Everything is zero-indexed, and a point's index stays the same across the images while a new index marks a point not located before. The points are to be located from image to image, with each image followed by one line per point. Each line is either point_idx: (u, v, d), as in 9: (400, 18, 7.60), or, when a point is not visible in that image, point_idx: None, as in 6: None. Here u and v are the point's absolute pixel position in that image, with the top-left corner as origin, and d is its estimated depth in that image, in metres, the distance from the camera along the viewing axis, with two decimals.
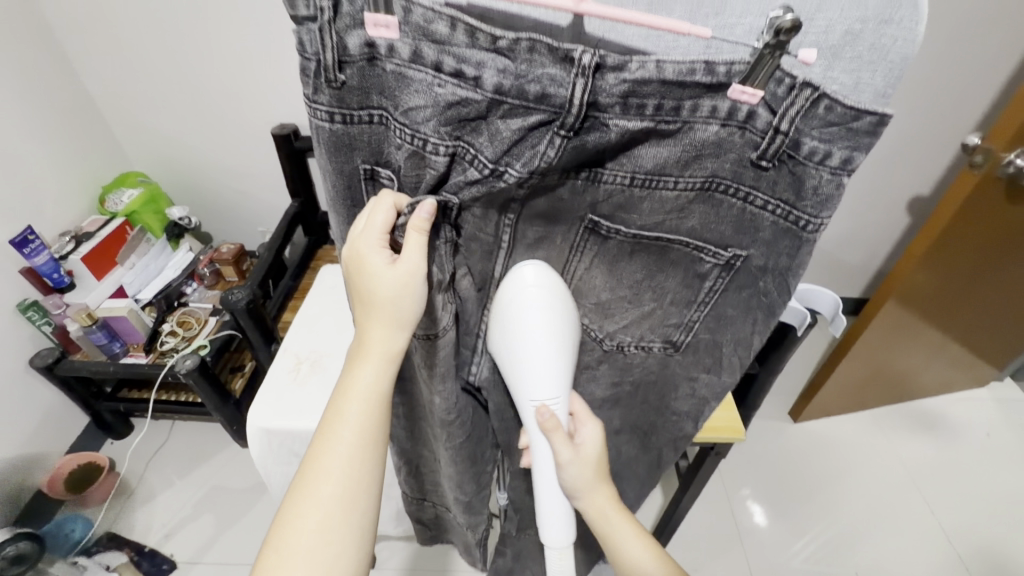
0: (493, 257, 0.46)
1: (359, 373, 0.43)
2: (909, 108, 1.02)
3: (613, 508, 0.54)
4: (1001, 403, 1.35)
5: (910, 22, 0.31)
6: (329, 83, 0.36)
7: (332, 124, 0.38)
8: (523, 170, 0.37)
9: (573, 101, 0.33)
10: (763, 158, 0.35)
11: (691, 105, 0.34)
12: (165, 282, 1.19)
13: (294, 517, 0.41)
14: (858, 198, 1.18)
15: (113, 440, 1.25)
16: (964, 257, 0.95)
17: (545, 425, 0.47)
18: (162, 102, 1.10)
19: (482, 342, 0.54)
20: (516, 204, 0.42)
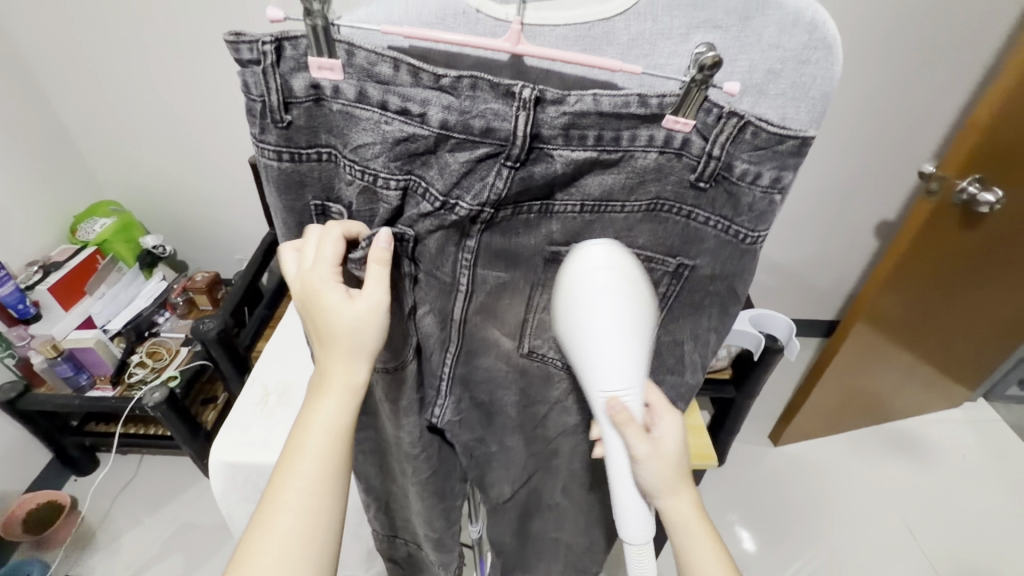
0: (452, 295, 0.44)
1: (321, 407, 0.42)
2: (868, 138, 1.06)
3: (696, 513, 0.46)
4: (976, 424, 1.37)
5: (827, 62, 0.32)
6: (276, 123, 0.36)
7: (280, 163, 0.38)
8: (474, 203, 0.37)
9: (517, 134, 0.34)
10: (701, 180, 0.36)
11: (629, 135, 0.35)
12: (135, 311, 1.16)
13: (250, 560, 0.39)
14: (826, 224, 1.22)
15: (76, 477, 1.20)
16: (929, 281, 0.97)
17: (616, 418, 0.39)
18: (139, 132, 1.11)
19: (446, 384, 0.50)
20: (472, 244, 0.41)
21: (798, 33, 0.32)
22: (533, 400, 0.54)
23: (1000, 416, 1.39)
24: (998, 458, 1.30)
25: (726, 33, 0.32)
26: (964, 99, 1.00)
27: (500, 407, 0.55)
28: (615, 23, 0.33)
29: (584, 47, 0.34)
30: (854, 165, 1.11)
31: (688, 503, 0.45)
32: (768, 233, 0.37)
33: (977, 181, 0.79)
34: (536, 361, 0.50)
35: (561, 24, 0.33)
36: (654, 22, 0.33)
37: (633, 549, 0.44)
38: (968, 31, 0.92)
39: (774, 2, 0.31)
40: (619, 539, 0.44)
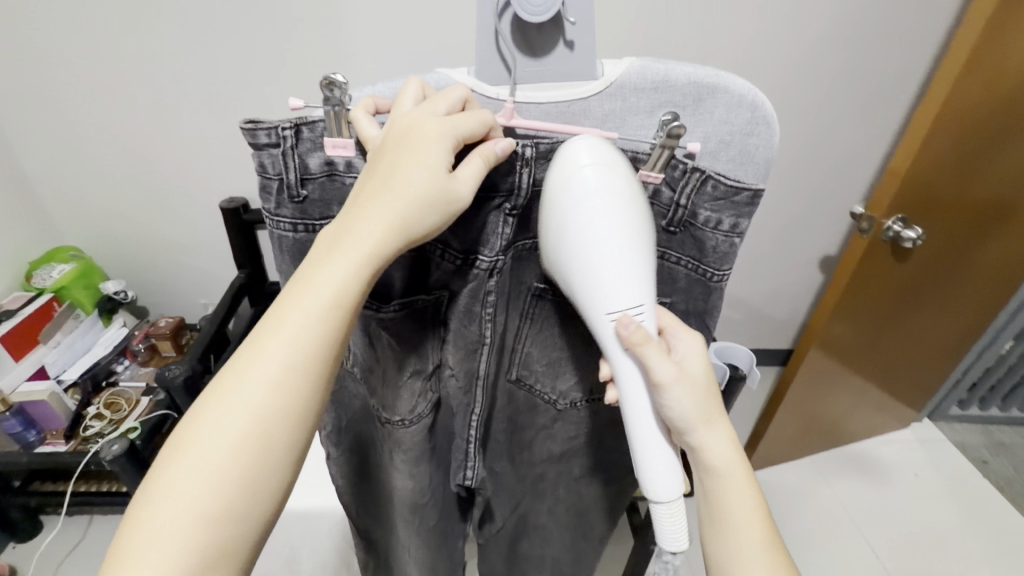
0: (477, 355, 0.47)
1: (328, 269, 0.35)
2: (807, 182, 1.17)
3: (730, 451, 0.45)
4: (923, 443, 1.46)
5: (768, 134, 0.38)
6: (293, 198, 0.39)
7: (295, 234, 0.41)
8: (492, 255, 0.42)
9: (521, 186, 0.39)
10: (670, 225, 0.40)
11: None
12: (93, 359, 1.12)
13: (195, 452, 0.33)
14: (774, 260, 1.31)
15: (15, 543, 1.11)
16: (870, 311, 1.06)
17: (631, 338, 0.37)
18: (103, 179, 1.09)
19: (473, 446, 0.54)
20: (491, 297, 0.44)
21: (742, 111, 0.37)
22: (520, 426, 0.58)
23: (943, 435, 1.49)
24: (946, 475, 1.38)
25: (684, 112, 0.38)
26: (887, 148, 1.13)
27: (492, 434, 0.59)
28: (591, 101, 0.38)
29: (565, 120, 0.38)
30: (796, 207, 1.22)
31: (722, 435, 0.44)
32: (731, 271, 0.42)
33: (901, 219, 0.89)
34: (523, 388, 0.54)
35: (545, 102, 0.38)
36: (625, 101, 0.38)
37: (667, 508, 0.40)
38: (888, 92, 1.05)
39: (721, 87, 0.37)
40: (649, 499, 0.41)
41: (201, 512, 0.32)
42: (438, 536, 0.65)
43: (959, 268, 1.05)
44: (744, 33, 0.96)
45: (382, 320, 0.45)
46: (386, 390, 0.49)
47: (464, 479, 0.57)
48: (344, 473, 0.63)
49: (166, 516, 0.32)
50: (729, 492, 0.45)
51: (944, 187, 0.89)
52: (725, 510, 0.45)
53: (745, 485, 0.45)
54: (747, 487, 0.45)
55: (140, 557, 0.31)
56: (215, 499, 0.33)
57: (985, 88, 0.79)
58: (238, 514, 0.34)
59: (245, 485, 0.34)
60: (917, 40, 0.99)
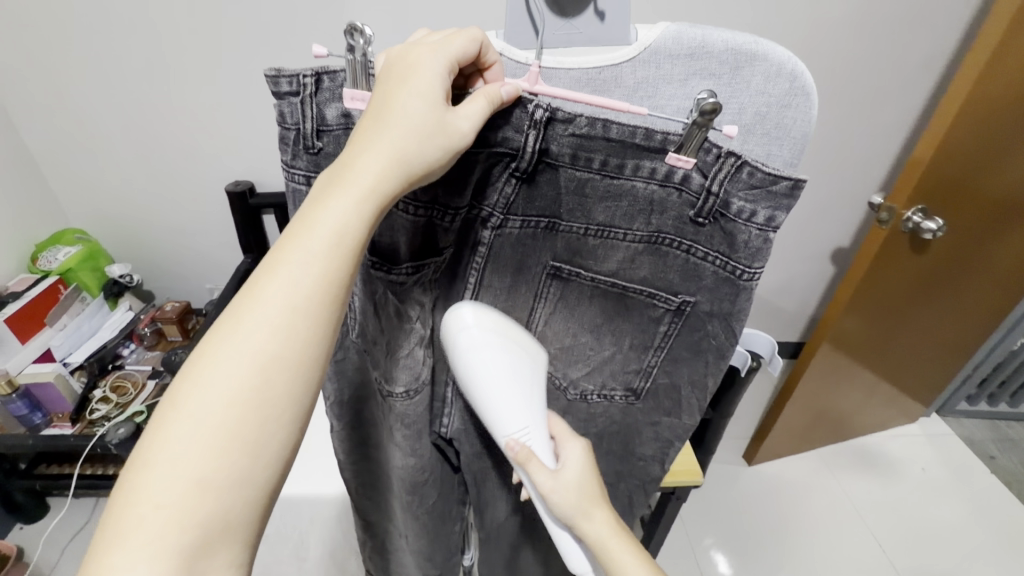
0: (457, 286, 0.47)
1: (326, 207, 0.34)
2: (822, 172, 1.15)
3: (615, 534, 0.47)
4: (930, 438, 1.45)
5: (807, 106, 0.36)
6: (307, 149, 0.38)
7: (308, 187, 0.40)
8: (497, 209, 0.41)
9: (526, 148, 0.37)
10: (700, 216, 0.38)
11: (633, 165, 0.38)
12: (98, 343, 1.11)
13: (190, 410, 0.32)
14: (785, 252, 1.30)
15: (22, 525, 1.11)
16: (884, 303, 1.04)
17: (517, 457, 0.45)
18: (108, 162, 1.08)
19: (452, 395, 0.54)
20: (483, 249, 0.44)
21: (780, 81, 0.36)
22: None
23: (951, 430, 1.48)
24: (953, 471, 1.37)
25: (720, 81, 0.36)
26: (905, 138, 1.10)
27: None
28: (624, 67, 0.36)
29: (595, 88, 0.37)
30: (810, 197, 1.20)
31: (602, 522, 0.47)
32: (763, 270, 0.39)
33: (921, 211, 0.86)
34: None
35: (574, 68, 0.36)
36: (658, 68, 0.36)
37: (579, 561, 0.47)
38: (908, 79, 1.02)
39: (759, 54, 0.35)
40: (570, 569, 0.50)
41: (201, 475, 0.31)
42: (435, 510, 0.63)
43: (976, 260, 1.03)
44: (762, 18, 0.93)
45: (392, 282, 0.44)
46: (390, 358, 0.47)
47: (439, 430, 0.56)
48: (347, 449, 0.61)
49: (165, 481, 0.31)
50: (629, 573, 0.45)
51: (966, 177, 0.86)
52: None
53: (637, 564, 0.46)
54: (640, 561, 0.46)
55: (143, 500, 0.31)
56: (209, 457, 0.32)
57: (1013, 78, 0.77)
58: (241, 478, 0.33)
59: (246, 443, 0.33)
60: (940, 27, 0.96)
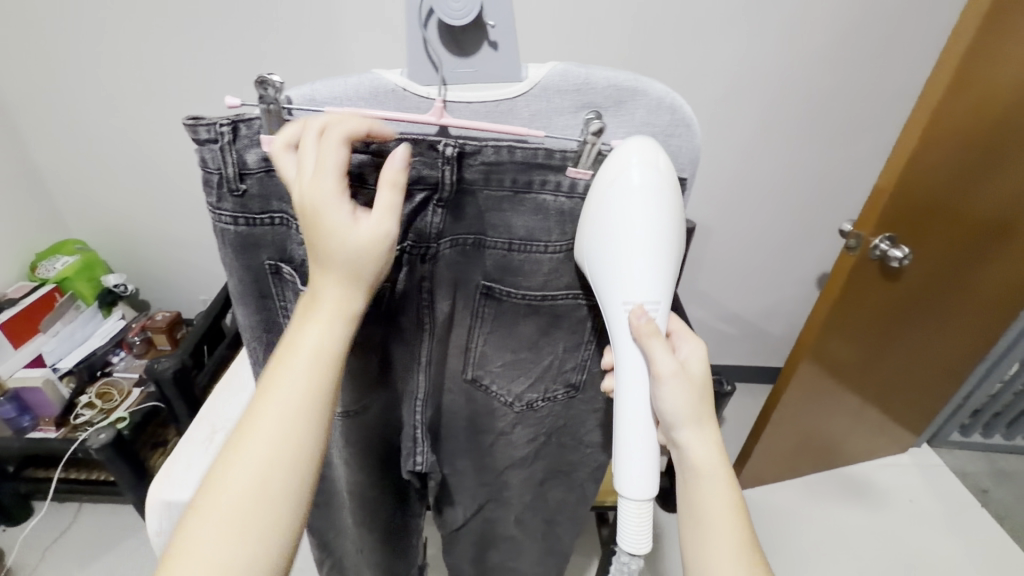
0: (421, 334, 0.47)
1: (315, 316, 0.37)
2: (803, 199, 1.17)
3: (717, 455, 0.46)
4: (921, 469, 1.42)
5: (689, 135, 0.39)
6: (231, 192, 0.38)
7: (236, 227, 0.40)
8: (422, 240, 0.42)
9: (444, 181, 0.39)
10: None
11: (539, 181, 0.40)
12: (88, 350, 1.15)
13: (209, 511, 0.35)
14: (769, 277, 1.31)
15: (6, 526, 1.13)
16: (863, 327, 1.04)
17: (640, 329, 0.39)
18: (108, 176, 1.13)
19: (420, 432, 0.53)
20: (427, 283, 0.44)
21: (662, 113, 0.38)
22: (480, 425, 0.57)
23: (942, 461, 1.45)
24: (943, 503, 1.34)
25: (606, 113, 0.38)
26: None
27: (449, 434, 0.58)
28: (517, 102, 0.38)
29: (493, 120, 0.39)
30: (792, 225, 1.21)
31: (708, 440, 0.46)
32: None
33: (888, 238, 0.87)
34: (480, 390, 0.53)
35: (473, 102, 0.38)
36: (549, 101, 0.38)
37: (634, 508, 0.42)
38: (883, 110, 1.04)
39: (641, 90, 0.38)
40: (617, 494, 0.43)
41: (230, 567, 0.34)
42: (388, 522, 0.66)
43: (953, 287, 1.03)
44: (736, 49, 0.96)
45: None
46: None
47: (414, 466, 0.55)
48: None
49: None
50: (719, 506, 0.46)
51: (934, 206, 0.87)
52: (707, 509, 0.45)
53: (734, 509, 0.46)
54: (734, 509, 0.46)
55: None
56: (233, 557, 0.34)
57: (975, 110, 0.78)
58: (266, 562, 0.36)
59: (269, 533, 0.36)
60: (912, 61, 0.99)
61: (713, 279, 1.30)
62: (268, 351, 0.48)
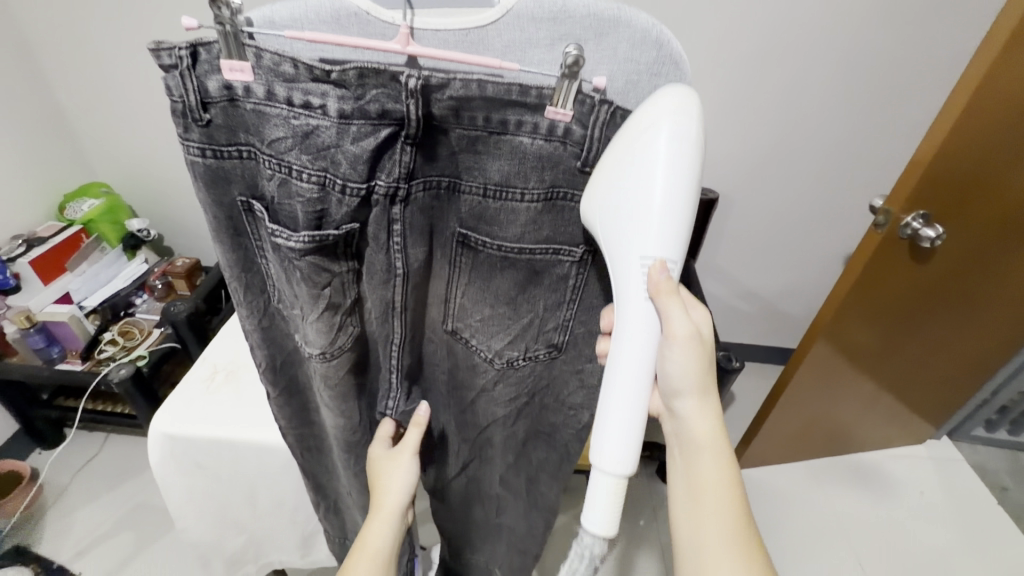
0: (391, 285, 0.45)
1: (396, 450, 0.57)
2: (835, 172, 1.10)
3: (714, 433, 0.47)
4: (936, 462, 1.37)
5: (677, 74, 0.37)
6: (197, 122, 0.37)
7: (205, 159, 0.39)
8: (390, 180, 0.40)
9: (410, 116, 0.36)
10: (586, 165, 0.39)
11: (515, 121, 0.38)
12: (111, 291, 1.19)
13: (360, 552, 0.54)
14: (794, 255, 1.25)
15: (41, 450, 1.22)
16: (887, 309, 0.99)
17: (658, 285, 0.37)
18: (130, 121, 1.15)
19: (395, 375, 0.53)
20: (398, 226, 0.43)
21: (648, 49, 0.36)
22: (462, 384, 0.57)
23: (961, 455, 1.40)
24: (957, 498, 1.30)
25: (587, 45, 0.36)
26: None
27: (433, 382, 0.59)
28: (489, 31, 0.36)
29: (465, 51, 0.37)
30: (821, 201, 1.15)
31: (704, 414, 0.46)
32: None
33: (921, 217, 0.82)
34: (460, 342, 0.54)
35: (442, 29, 0.36)
36: (522, 31, 0.36)
37: (613, 481, 0.40)
38: (930, 78, 0.96)
39: (623, 20, 0.35)
40: (593, 463, 0.40)
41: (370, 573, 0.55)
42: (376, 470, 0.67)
43: (992, 272, 0.96)
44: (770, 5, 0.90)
45: (291, 252, 0.41)
46: (305, 322, 0.46)
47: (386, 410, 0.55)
48: (288, 416, 0.61)
49: None
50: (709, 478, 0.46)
51: (975, 182, 0.80)
52: (698, 480, 0.46)
53: (726, 488, 0.46)
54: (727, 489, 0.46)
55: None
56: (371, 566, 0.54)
57: None
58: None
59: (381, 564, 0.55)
60: (968, 22, 0.90)
61: (732, 255, 1.26)
62: (250, 291, 0.49)
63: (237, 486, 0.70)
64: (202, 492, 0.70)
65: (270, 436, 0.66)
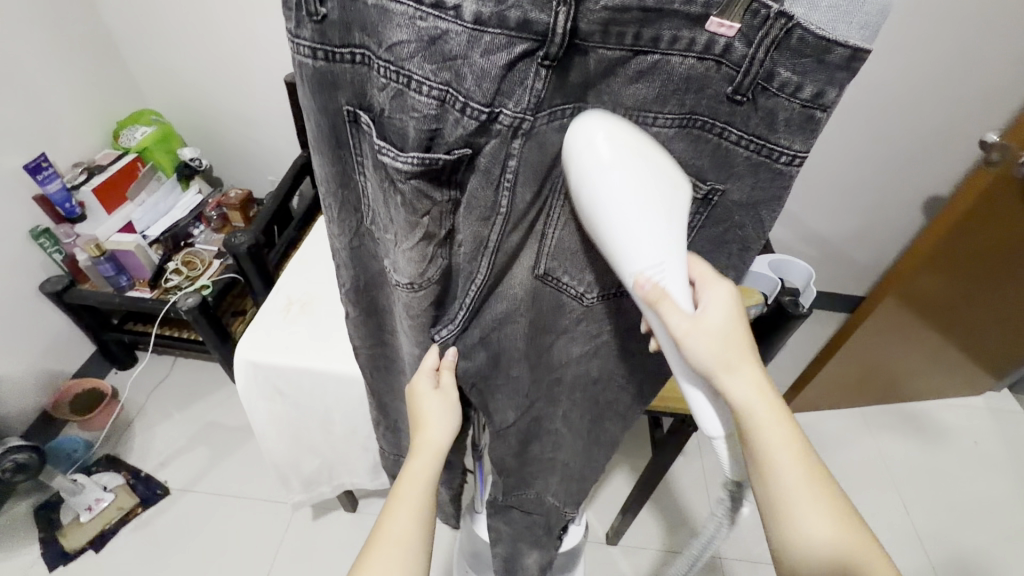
0: (492, 222, 0.41)
1: (432, 388, 0.55)
2: (927, 103, 1.01)
3: (759, 395, 0.42)
4: (993, 414, 1.33)
5: None
6: (311, 17, 0.34)
7: (315, 61, 0.36)
8: (517, 110, 0.35)
9: (557, 30, 0.32)
10: (739, 92, 0.35)
11: (670, 37, 0.34)
12: (172, 221, 1.20)
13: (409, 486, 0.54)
14: (868, 196, 1.17)
15: (116, 370, 1.29)
16: (979, 256, 0.92)
17: (648, 297, 0.37)
18: (178, 43, 1.12)
19: (466, 311, 0.49)
20: (513, 163, 0.38)
21: None
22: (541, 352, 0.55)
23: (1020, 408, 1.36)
24: (1012, 450, 1.27)
25: None
26: None
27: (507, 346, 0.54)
28: None
29: None
30: (907, 135, 1.06)
31: (749, 382, 0.42)
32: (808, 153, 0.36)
33: None
34: (549, 286, 0.49)
35: None
36: None
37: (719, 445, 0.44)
38: None
39: None
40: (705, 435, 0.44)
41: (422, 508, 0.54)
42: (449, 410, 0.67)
43: None
44: None
45: (395, 170, 0.37)
46: (395, 248, 0.43)
47: (438, 334, 0.50)
48: (363, 337, 0.58)
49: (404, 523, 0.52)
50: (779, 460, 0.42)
51: None
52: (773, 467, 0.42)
53: (797, 469, 0.42)
54: (800, 462, 0.42)
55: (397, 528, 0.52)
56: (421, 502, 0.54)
57: None
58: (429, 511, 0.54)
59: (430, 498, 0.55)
60: None
61: (800, 194, 1.19)
62: (343, 208, 0.46)
63: (315, 411, 0.73)
64: (284, 416, 0.73)
65: (349, 368, 0.67)
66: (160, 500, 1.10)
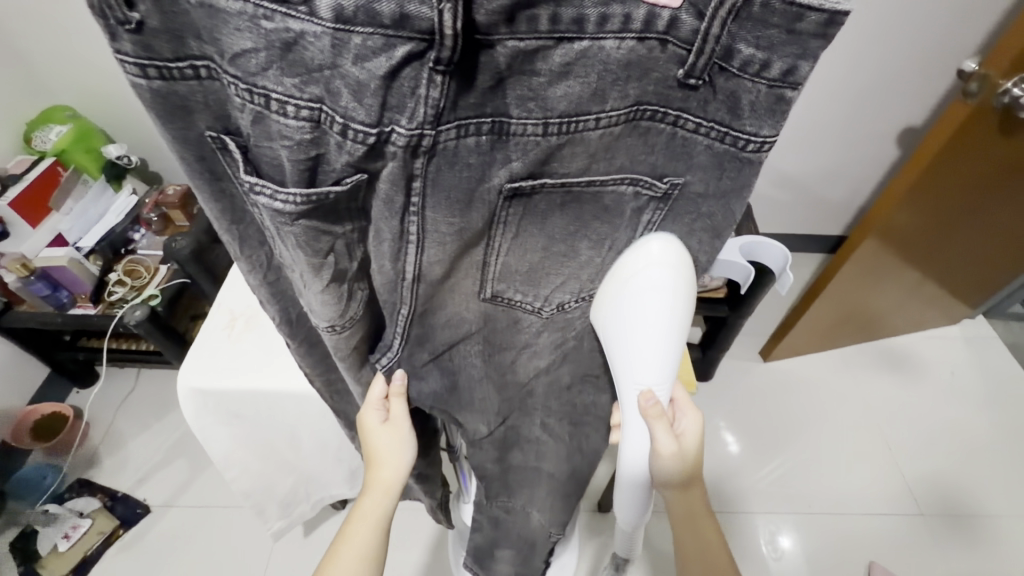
0: (405, 251, 0.37)
1: (381, 420, 0.51)
2: (897, 29, 0.95)
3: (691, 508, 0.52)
4: (969, 342, 1.35)
5: None
6: (124, 26, 0.26)
7: (149, 81, 0.28)
8: (412, 126, 0.29)
9: (444, 27, 0.26)
10: (691, 75, 0.31)
11: (597, 16, 0.29)
12: (106, 228, 1.11)
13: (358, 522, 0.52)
14: (841, 133, 1.12)
15: (77, 390, 1.23)
16: (949, 195, 0.90)
17: (647, 410, 0.43)
18: (76, 25, 1.00)
19: (399, 338, 0.45)
20: (418, 184, 0.33)
21: None
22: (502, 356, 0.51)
23: (995, 333, 1.37)
24: (986, 376, 1.30)
25: None
26: None
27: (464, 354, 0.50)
28: None
29: None
30: (878, 66, 1.01)
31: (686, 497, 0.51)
32: (775, 138, 0.34)
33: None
34: (501, 305, 0.46)
35: None
36: None
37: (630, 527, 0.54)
38: None
39: None
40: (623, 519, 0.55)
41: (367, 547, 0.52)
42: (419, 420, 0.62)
43: None
44: None
45: (275, 212, 0.32)
46: (306, 291, 0.38)
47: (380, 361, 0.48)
48: (312, 365, 0.53)
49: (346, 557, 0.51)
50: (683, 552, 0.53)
51: None
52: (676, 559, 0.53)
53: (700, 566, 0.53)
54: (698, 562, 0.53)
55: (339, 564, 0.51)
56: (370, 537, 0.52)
57: None
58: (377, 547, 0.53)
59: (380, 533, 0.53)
60: None
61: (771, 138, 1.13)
62: (245, 244, 0.40)
63: (278, 430, 0.69)
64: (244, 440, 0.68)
65: (306, 387, 0.63)
66: (142, 519, 1.07)
